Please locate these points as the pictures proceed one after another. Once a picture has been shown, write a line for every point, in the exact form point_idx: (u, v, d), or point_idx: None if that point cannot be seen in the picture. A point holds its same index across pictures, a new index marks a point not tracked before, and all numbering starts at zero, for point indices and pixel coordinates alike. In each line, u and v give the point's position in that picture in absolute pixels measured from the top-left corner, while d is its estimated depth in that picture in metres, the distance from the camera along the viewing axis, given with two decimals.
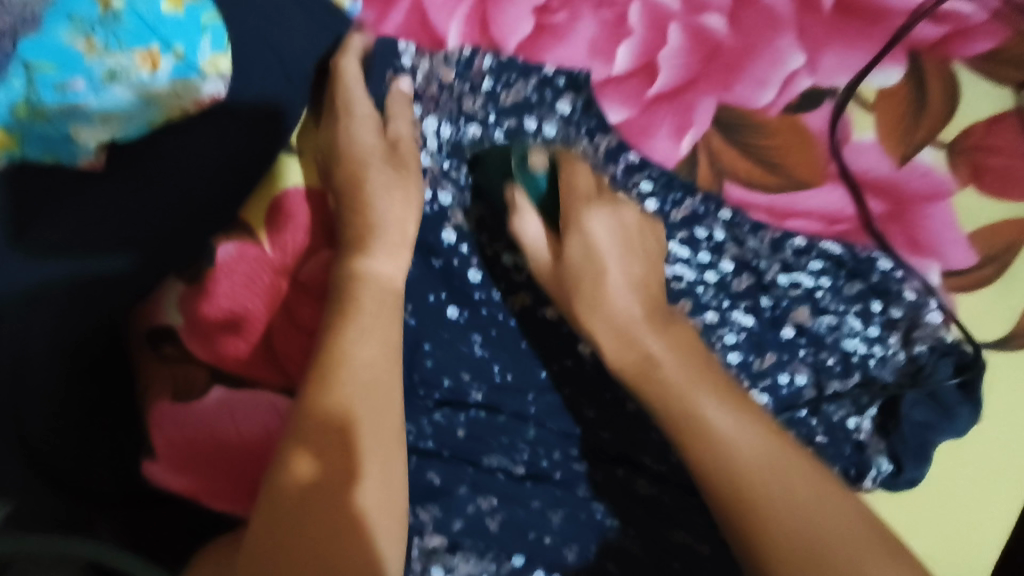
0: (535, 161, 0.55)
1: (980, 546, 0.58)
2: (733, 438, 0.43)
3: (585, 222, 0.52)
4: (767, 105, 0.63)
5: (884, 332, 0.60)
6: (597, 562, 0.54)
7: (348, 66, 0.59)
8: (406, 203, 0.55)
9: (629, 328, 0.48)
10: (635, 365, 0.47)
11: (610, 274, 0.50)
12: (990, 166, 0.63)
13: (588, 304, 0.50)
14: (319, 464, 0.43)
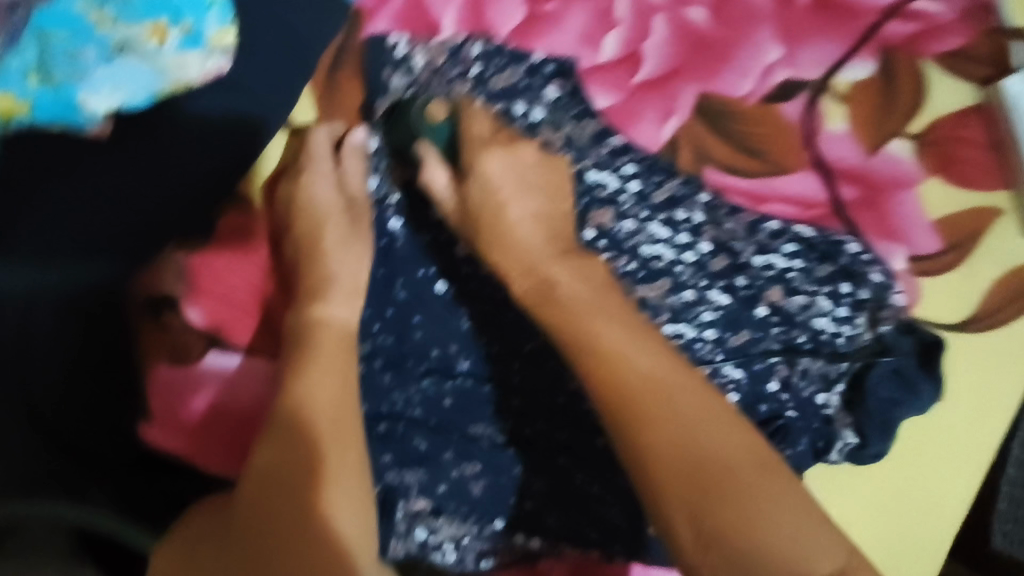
0: (434, 109, 0.59)
1: (917, 510, 0.66)
2: (647, 390, 0.48)
3: (479, 166, 0.58)
4: (745, 95, 0.65)
5: (852, 313, 0.64)
6: (577, 528, 0.59)
7: (317, 136, 0.60)
8: (355, 257, 0.60)
9: (531, 263, 0.55)
10: (592, 360, 0.50)
11: (508, 210, 0.57)
12: (956, 159, 0.67)
13: (490, 237, 0.57)
14: (277, 453, 0.51)
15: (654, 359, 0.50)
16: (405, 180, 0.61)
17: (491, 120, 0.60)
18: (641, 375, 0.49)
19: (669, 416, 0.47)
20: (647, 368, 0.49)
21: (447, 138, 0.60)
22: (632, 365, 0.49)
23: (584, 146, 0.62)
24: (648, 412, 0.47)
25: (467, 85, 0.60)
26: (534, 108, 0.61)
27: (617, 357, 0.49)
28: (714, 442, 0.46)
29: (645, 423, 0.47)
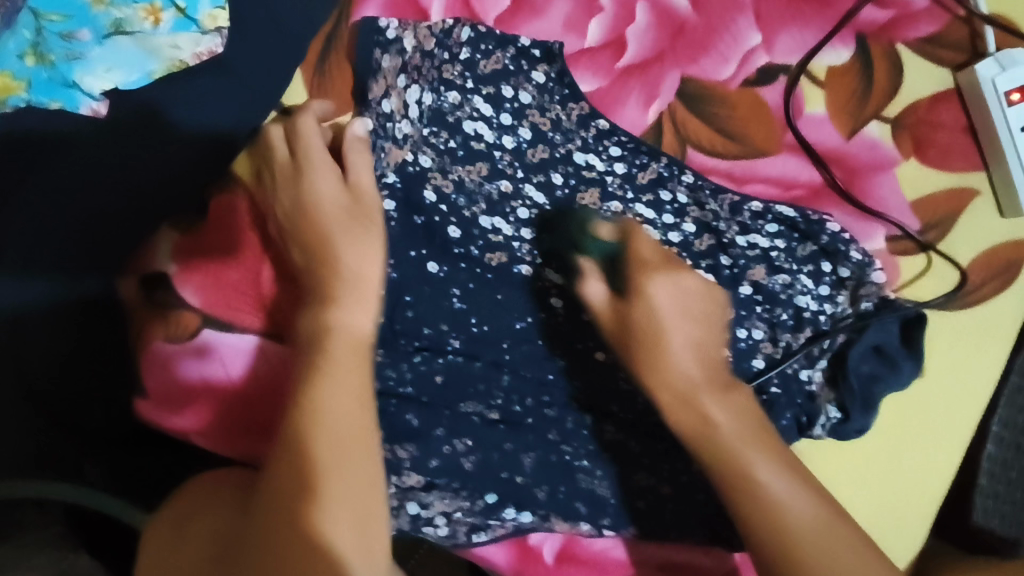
0: (603, 231, 0.60)
1: (893, 484, 0.68)
2: (790, 501, 0.50)
3: (648, 291, 0.54)
4: (727, 79, 0.66)
5: (833, 291, 0.66)
6: (566, 502, 0.61)
7: (307, 125, 0.57)
8: (363, 246, 0.56)
9: (690, 391, 0.53)
10: (731, 474, 0.51)
11: (672, 340, 0.54)
12: (932, 142, 0.69)
13: (651, 369, 0.54)
14: (297, 483, 0.47)
15: (784, 473, 0.51)
16: (398, 160, 0.61)
17: (480, 104, 0.62)
18: (783, 495, 0.50)
19: (798, 533, 0.49)
20: (788, 487, 0.50)
21: (613, 251, 0.58)
22: (789, 509, 0.49)
23: (571, 129, 0.63)
24: (770, 496, 0.50)
25: (456, 68, 0.61)
26: (522, 92, 0.63)
27: (748, 467, 0.51)
28: (821, 553, 0.48)
29: (799, 552, 0.48)
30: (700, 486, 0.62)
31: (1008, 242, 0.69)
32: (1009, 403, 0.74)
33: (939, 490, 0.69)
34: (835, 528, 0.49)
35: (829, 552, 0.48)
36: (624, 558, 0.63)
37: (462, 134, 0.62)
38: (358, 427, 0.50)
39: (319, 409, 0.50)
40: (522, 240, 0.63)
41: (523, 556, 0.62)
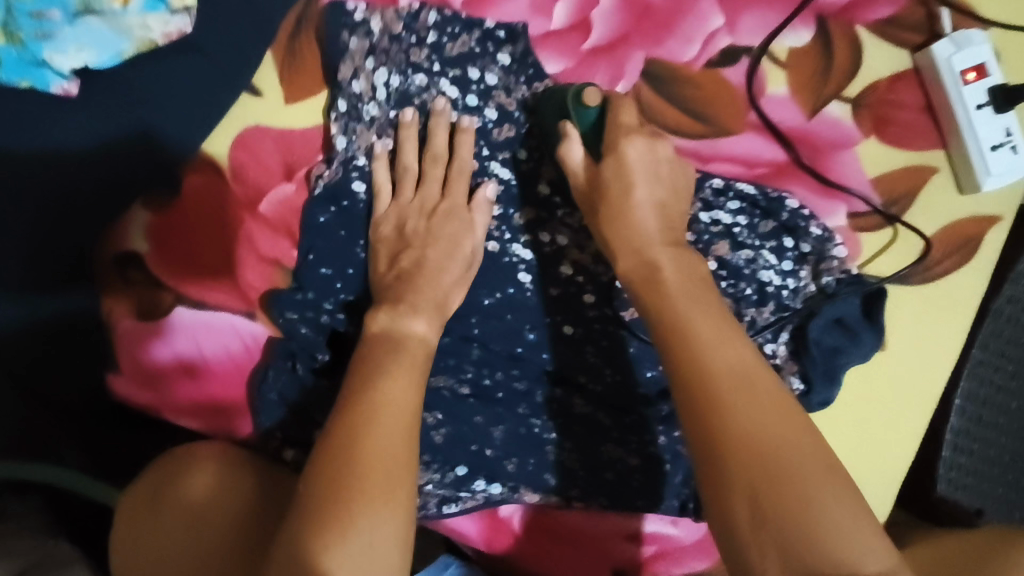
0: (589, 95, 0.60)
1: (856, 456, 0.70)
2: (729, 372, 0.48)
3: (620, 150, 0.58)
4: (690, 60, 0.68)
5: (796, 266, 0.68)
6: (535, 472, 0.63)
7: (407, 147, 0.62)
8: (454, 246, 0.60)
9: (643, 244, 0.56)
10: (667, 323, 0.51)
11: (637, 189, 0.57)
12: (893, 120, 0.70)
13: (613, 213, 0.58)
14: (339, 459, 0.48)
15: (719, 328, 0.50)
16: (367, 144, 0.62)
17: (447, 86, 0.63)
18: (708, 342, 0.49)
19: (716, 367, 0.48)
20: (715, 336, 0.50)
21: (596, 123, 0.60)
22: (713, 358, 0.49)
23: (537, 108, 0.64)
24: (697, 343, 0.49)
25: (423, 51, 0.63)
26: (487, 73, 0.64)
27: (677, 311, 0.51)
28: (745, 403, 0.47)
29: (724, 398, 0.47)
30: (666, 457, 0.64)
31: (968, 218, 0.71)
32: (971, 376, 0.74)
33: (901, 462, 0.71)
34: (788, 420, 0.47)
35: (773, 431, 0.46)
36: (593, 530, 0.65)
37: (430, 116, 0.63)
38: (409, 422, 0.51)
39: (382, 399, 0.52)
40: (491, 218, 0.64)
41: (493, 528, 0.64)
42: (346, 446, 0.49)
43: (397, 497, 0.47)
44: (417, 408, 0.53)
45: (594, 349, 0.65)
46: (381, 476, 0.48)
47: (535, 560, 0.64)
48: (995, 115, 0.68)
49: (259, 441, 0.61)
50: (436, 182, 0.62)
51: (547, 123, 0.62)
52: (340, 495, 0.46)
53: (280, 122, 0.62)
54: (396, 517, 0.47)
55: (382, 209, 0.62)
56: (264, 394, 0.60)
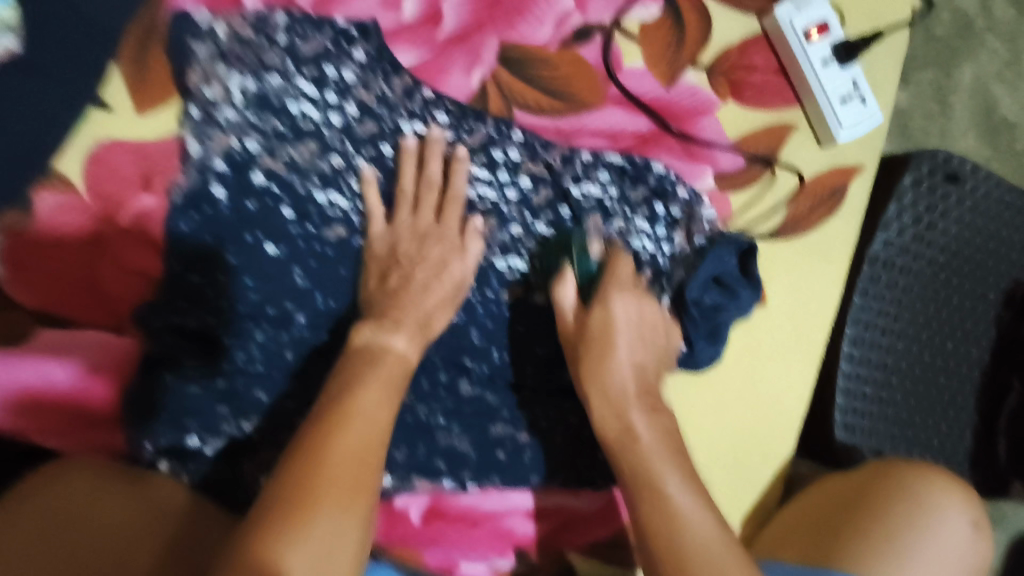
0: (591, 249, 0.66)
1: (750, 411, 0.72)
2: (693, 527, 0.54)
3: (609, 302, 0.62)
4: (545, 41, 0.70)
5: (669, 231, 0.70)
6: (425, 458, 0.63)
7: (404, 171, 0.64)
8: (444, 266, 0.63)
9: (622, 404, 0.59)
10: (640, 476, 0.56)
11: (616, 354, 0.60)
12: (746, 83, 0.74)
13: (594, 363, 0.60)
14: (295, 461, 0.49)
15: (693, 491, 0.56)
16: (224, 147, 0.61)
17: (304, 85, 0.63)
18: (688, 513, 0.54)
19: (695, 547, 0.53)
20: (694, 506, 0.55)
21: (593, 272, 0.64)
22: (687, 536, 0.53)
23: (396, 102, 0.65)
24: (673, 506, 0.55)
25: (276, 53, 0.63)
26: (345, 70, 0.64)
27: (656, 475, 0.56)
28: (709, 569, 0.52)
29: (687, 561, 0.52)
30: (556, 430, 0.66)
31: (831, 170, 0.74)
32: (855, 323, 0.77)
33: (792, 412, 0.72)
34: (730, 558, 0.53)
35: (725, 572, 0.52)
36: (493, 510, 0.65)
37: (288, 115, 0.63)
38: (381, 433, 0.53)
39: (353, 407, 0.53)
40: (360, 212, 0.64)
41: (388, 520, 0.63)
42: (315, 453, 0.49)
43: (357, 498, 0.49)
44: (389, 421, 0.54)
45: (478, 330, 0.66)
46: (347, 483, 0.49)
47: (437, 545, 0.63)
48: (841, 69, 0.72)
49: (130, 453, 0.58)
50: (430, 207, 0.64)
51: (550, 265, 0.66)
52: (303, 484, 0.48)
53: (135, 134, 0.62)
54: (352, 511, 0.48)
55: (375, 231, 0.63)
56: (133, 406, 0.58)
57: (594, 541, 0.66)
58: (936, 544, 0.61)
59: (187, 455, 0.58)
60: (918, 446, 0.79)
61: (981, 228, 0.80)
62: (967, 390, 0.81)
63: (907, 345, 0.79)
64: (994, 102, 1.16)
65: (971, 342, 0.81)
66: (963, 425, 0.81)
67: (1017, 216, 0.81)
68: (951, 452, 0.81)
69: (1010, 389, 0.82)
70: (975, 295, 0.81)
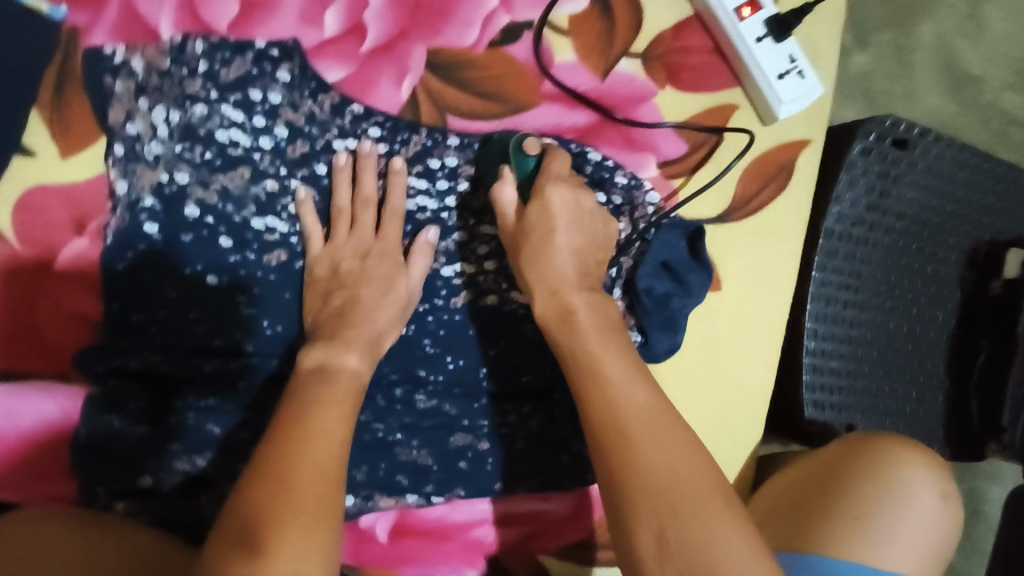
0: (529, 145, 0.63)
1: (716, 396, 0.71)
2: (620, 382, 0.50)
3: (546, 195, 0.60)
4: (473, 43, 0.69)
5: (613, 219, 0.69)
6: (386, 475, 0.63)
7: (341, 192, 0.64)
8: (388, 282, 0.62)
9: (561, 287, 0.57)
10: (576, 352, 0.53)
11: (557, 237, 0.59)
12: (683, 66, 0.73)
13: (534, 257, 0.59)
14: (258, 489, 0.48)
15: (630, 364, 0.52)
16: (153, 183, 0.60)
17: (229, 112, 0.62)
18: (620, 380, 0.50)
19: (634, 431, 0.48)
20: (626, 372, 0.51)
21: (532, 171, 0.62)
22: (625, 400, 0.49)
23: (326, 120, 0.65)
24: (610, 382, 0.50)
25: (197, 82, 0.61)
26: (271, 93, 0.63)
27: (596, 360, 0.52)
28: (657, 447, 0.47)
29: (636, 439, 0.47)
30: (518, 434, 0.66)
31: (777, 147, 0.74)
32: (816, 298, 0.76)
33: (759, 394, 0.72)
34: (669, 423, 0.48)
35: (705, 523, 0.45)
36: (460, 521, 0.65)
37: (217, 143, 0.62)
38: (339, 452, 0.52)
39: (310, 429, 0.52)
40: (300, 235, 0.64)
41: (356, 539, 0.63)
42: (275, 480, 0.48)
43: (325, 517, 0.48)
44: (347, 438, 0.53)
45: (431, 340, 0.66)
46: (311, 505, 0.48)
47: (406, 564, 0.63)
48: (776, 44, 0.71)
49: (84, 498, 0.58)
50: (370, 221, 0.64)
51: (489, 166, 0.65)
52: (266, 515, 0.46)
53: (62, 179, 0.61)
54: (318, 540, 0.46)
55: (315, 251, 0.63)
56: (81, 450, 0.57)
57: (565, 544, 0.65)
58: (914, 520, 0.60)
59: (143, 495, 0.58)
60: (891, 415, 0.79)
61: (938, 190, 0.79)
62: (935, 354, 0.81)
63: (870, 315, 0.78)
64: (956, 57, 1.14)
65: (937, 305, 0.80)
66: (934, 390, 0.81)
67: (976, 175, 0.80)
68: (926, 418, 0.80)
69: (979, 350, 0.80)
70: (938, 258, 0.80)
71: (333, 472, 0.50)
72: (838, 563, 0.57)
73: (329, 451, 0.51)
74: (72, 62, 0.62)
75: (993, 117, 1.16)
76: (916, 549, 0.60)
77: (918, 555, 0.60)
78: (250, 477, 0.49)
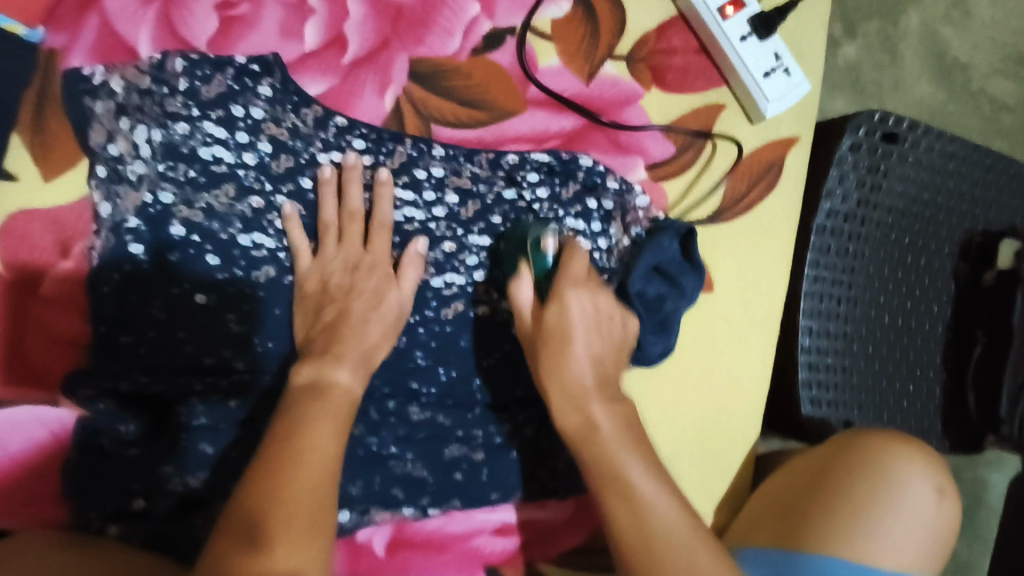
0: (546, 244, 0.61)
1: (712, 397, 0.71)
2: (651, 500, 0.52)
3: (565, 300, 0.57)
4: (456, 51, 0.68)
5: (604, 225, 0.69)
6: (381, 489, 0.62)
7: (327, 205, 0.63)
8: (379, 295, 0.61)
9: (583, 397, 0.55)
10: (602, 471, 0.53)
11: (575, 346, 0.56)
12: (668, 67, 0.72)
13: (551, 369, 0.56)
14: (253, 509, 0.47)
15: (656, 475, 0.53)
16: (137, 204, 0.60)
17: (212, 129, 0.62)
18: (650, 498, 0.52)
19: (660, 541, 0.50)
20: (656, 489, 0.52)
21: (551, 269, 0.60)
22: (657, 518, 0.51)
23: (309, 133, 0.64)
24: (639, 496, 0.52)
25: (178, 100, 0.61)
26: (253, 108, 0.63)
27: (621, 470, 0.52)
28: (689, 571, 0.49)
29: (666, 561, 0.50)
30: (512, 444, 0.66)
31: (765, 145, 0.73)
32: (809, 295, 0.76)
33: (754, 393, 0.72)
34: (700, 545, 0.51)
35: None
36: (459, 532, 0.64)
37: (200, 161, 0.62)
38: (332, 470, 0.51)
39: (303, 447, 0.51)
40: (288, 250, 0.63)
41: (352, 554, 0.62)
42: (266, 493, 0.48)
43: (314, 532, 0.48)
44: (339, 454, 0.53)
45: (423, 352, 0.65)
46: (302, 520, 0.47)
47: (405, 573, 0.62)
48: (761, 43, 0.71)
49: (78, 522, 0.57)
50: (358, 232, 0.63)
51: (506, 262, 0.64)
52: (262, 536, 0.46)
53: (45, 202, 0.61)
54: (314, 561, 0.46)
55: (304, 266, 0.62)
56: (75, 473, 0.58)
57: (565, 550, 0.66)
58: (914, 522, 0.60)
59: (135, 518, 0.57)
60: (888, 409, 0.78)
61: (928, 184, 0.79)
62: (932, 346, 0.80)
63: (864, 310, 0.78)
64: (943, 45, 1.14)
65: (931, 298, 0.80)
66: (931, 382, 0.80)
67: (966, 166, 0.80)
68: (925, 411, 0.80)
69: (975, 341, 0.81)
70: (930, 251, 0.80)
71: (327, 491, 0.50)
72: (837, 562, 0.57)
73: (322, 469, 0.50)
74: (51, 83, 0.62)
75: (982, 104, 1.15)
76: (913, 545, 0.59)
77: (916, 551, 0.59)
78: (242, 498, 0.48)
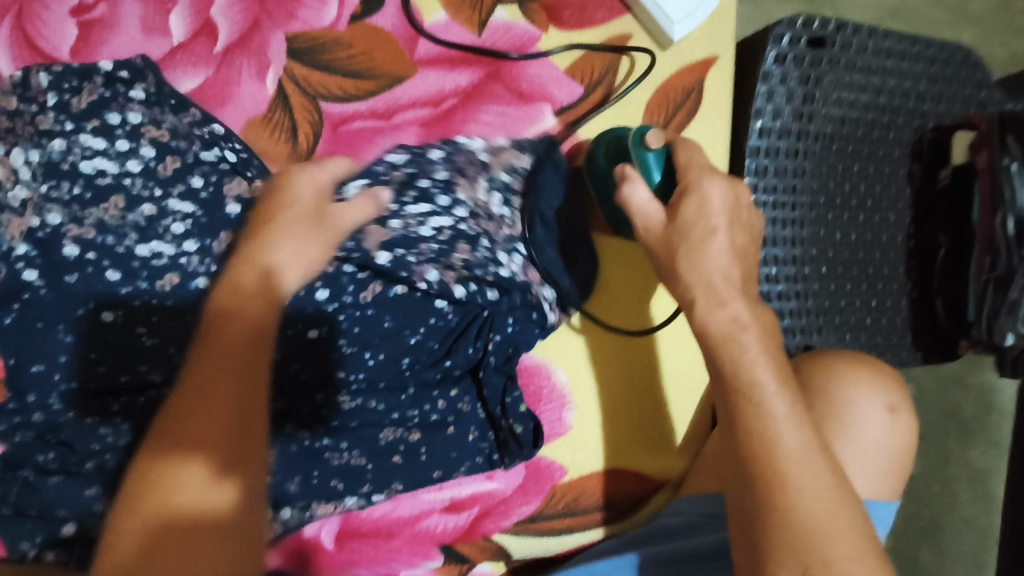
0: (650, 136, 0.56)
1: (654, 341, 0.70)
2: (781, 419, 0.45)
3: (701, 189, 0.51)
4: (333, 21, 0.67)
5: (449, 194, 0.63)
6: (323, 484, 0.59)
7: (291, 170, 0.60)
8: (315, 176, 0.53)
9: (717, 291, 0.49)
10: (732, 371, 0.47)
11: (716, 238, 0.50)
12: (562, 6, 0.70)
13: (688, 258, 0.51)
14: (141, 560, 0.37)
15: (792, 399, 0.46)
16: (24, 229, 0.58)
17: (89, 140, 0.59)
18: (780, 414, 0.45)
19: (777, 448, 0.44)
20: (790, 410, 0.45)
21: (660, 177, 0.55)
22: (783, 435, 0.44)
23: (189, 133, 0.62)
24: (766, 404, 0.45)
25: (48, 116, 0.58)
26: (128, 113, 0.60)
27: (742, 362, 0.47)
28: (805, 477, 0.43)
29: (781, 465, 0.44)
30: (449, 419, 0.63)
31: (677, 71, 0.70)
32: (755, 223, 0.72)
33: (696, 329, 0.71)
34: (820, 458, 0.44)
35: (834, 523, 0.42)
36: (407, 515, 0.63)
37: (83, 175, 0.58)
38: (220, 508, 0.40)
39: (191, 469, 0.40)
40: (189, 254, 0.61)
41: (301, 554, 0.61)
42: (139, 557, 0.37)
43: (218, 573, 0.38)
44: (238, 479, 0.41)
45: (347, 340, 0.60)
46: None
47: (356, 566, 0.62)
48: None
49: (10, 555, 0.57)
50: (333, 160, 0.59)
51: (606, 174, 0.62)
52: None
53: None
54: None
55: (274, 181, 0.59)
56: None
57: (521, 519, 0.65)
58: (864, 443, 0.57)
59: (67, 544, 0.56)
60: (851, 330, 0.75)
61: (867, 85, 0.74)
62: (892, 257, 0.77)
63: (813, 230, 0.74)
64: None
65: (886, 206, 0.77)
66: (896, 296, 0.77)
67: (905, 61, 0.75)
68: (892, 325, 0.76)
69: (938, 244, 0.76)
70: (878, 157, 0.76)
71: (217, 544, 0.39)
72: None
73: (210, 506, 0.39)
74: None
75: None
76: (870, 471, 0.57)
77: (873, 477, 0.57)
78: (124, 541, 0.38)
